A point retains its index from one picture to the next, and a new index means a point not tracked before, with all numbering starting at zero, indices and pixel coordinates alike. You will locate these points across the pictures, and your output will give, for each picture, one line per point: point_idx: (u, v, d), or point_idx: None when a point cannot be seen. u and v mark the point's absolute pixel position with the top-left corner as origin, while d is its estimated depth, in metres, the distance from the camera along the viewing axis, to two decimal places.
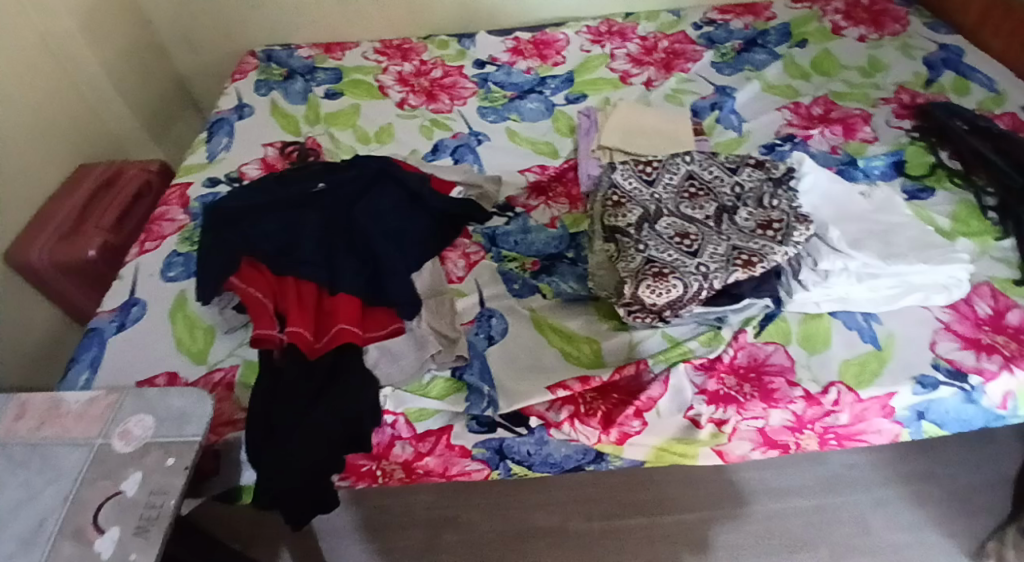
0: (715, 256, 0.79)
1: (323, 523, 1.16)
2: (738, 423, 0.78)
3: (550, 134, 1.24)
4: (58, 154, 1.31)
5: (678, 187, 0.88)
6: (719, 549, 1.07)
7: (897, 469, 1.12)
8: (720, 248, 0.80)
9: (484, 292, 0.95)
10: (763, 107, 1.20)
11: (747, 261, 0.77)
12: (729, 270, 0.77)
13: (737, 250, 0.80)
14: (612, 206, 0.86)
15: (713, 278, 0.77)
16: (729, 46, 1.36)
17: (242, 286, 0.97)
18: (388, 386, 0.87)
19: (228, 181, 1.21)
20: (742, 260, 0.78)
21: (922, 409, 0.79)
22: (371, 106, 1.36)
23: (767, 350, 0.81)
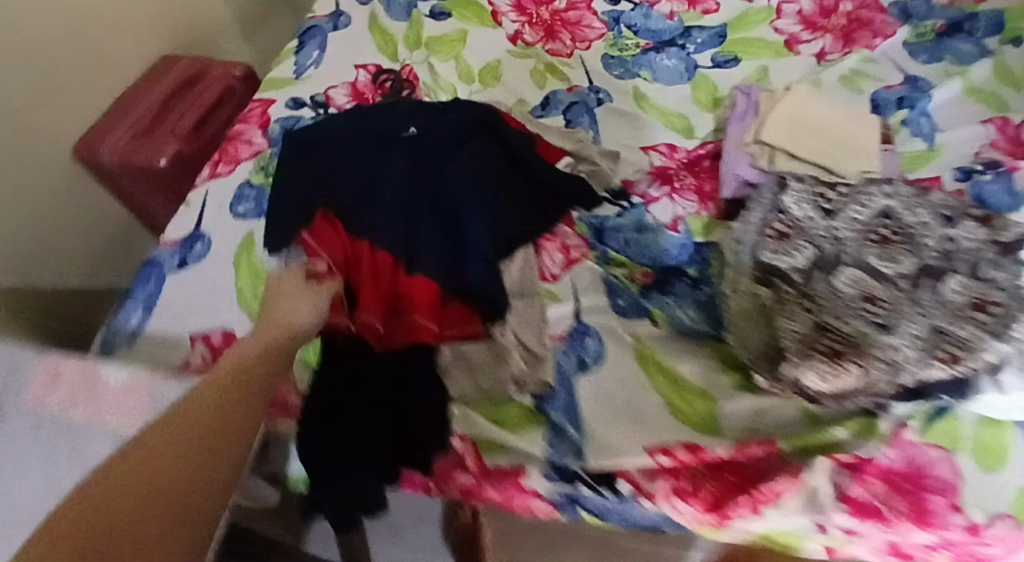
0: (911, 339, 0.61)
1: None
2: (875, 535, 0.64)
3: (688, 106, 1.03)
4: (133, 36, 1.18)
5: (864, 224, 0.70)
6: None
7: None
8: (917, 328, 0.62)
9: (581, 302, 0.80)
10: (964, 117, 0.96)
11: (952, 357, 0.60)
12: (927, 364, 0.60)
13: (937, 332, 0.62)
14: (773, 241, 0.70)
15: (902, 373, 0.59)
16: (928, 24, 1.09)
17: None
18: (458, 404, 0.74)
19: (313, 105, 1.08)
20: (945, 354, 0.60)
21: None
22: (479, 35, 1.16)
23: (931, 455, 0.64)
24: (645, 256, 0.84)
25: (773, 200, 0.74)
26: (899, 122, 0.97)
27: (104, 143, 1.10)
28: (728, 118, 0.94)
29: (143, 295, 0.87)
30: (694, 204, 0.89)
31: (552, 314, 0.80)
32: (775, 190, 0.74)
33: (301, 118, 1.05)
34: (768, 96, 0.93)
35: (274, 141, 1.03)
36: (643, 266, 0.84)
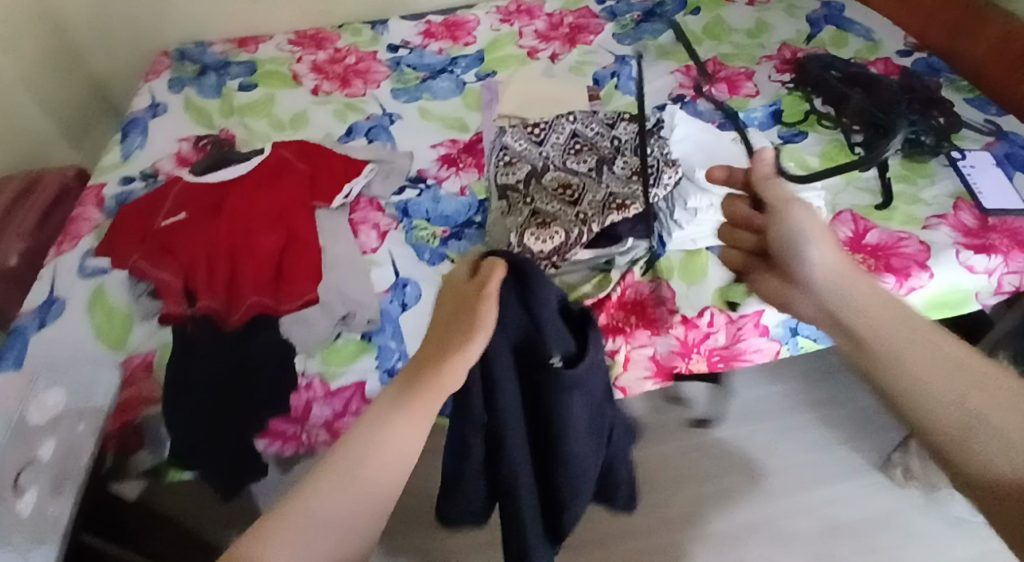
0: (594, 203, 0.87)
1: None
2: (629, 352, 0.86)
3: (461, 110, 1.28)
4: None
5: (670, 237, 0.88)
6: (677, 519, 1.18)
7: (817, 416, 1.29)
8: (598, 196, 0.88)
9: (398, 263, 0.97)
10: (657, 72, 1.30)
11: (621, 205, 0.86)
12: (606, 214, 0.86)
13: (613, 196, 0.89)
14: (502, 167, 0.92)
15: (591, 223, 0.85)
16: (628, 17, 1.45)
17: (152, 271, 0.96)
18: (302, 354, 0.87)
19: (143, 179, 1.21)
20: (616, 205, 0.87)
21: (794, 325, 0.91)
22: (285, 94, 1.36)
23: (652, 286, 0.89)
24: (438, 217, 1.06)
25: (568, 124, 0.96)
26: (775, 140, 1.13)
27: None
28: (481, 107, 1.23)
29: (9, 355, 0.92)
30: (474, 176, 1.12)
31: (376, 276, 0.97)
32: (558, 114, 0.96)
33: (134, 190, 1.19)
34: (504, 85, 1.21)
35: (111, 213, 1.15)
36: (438, 226, 1.04)
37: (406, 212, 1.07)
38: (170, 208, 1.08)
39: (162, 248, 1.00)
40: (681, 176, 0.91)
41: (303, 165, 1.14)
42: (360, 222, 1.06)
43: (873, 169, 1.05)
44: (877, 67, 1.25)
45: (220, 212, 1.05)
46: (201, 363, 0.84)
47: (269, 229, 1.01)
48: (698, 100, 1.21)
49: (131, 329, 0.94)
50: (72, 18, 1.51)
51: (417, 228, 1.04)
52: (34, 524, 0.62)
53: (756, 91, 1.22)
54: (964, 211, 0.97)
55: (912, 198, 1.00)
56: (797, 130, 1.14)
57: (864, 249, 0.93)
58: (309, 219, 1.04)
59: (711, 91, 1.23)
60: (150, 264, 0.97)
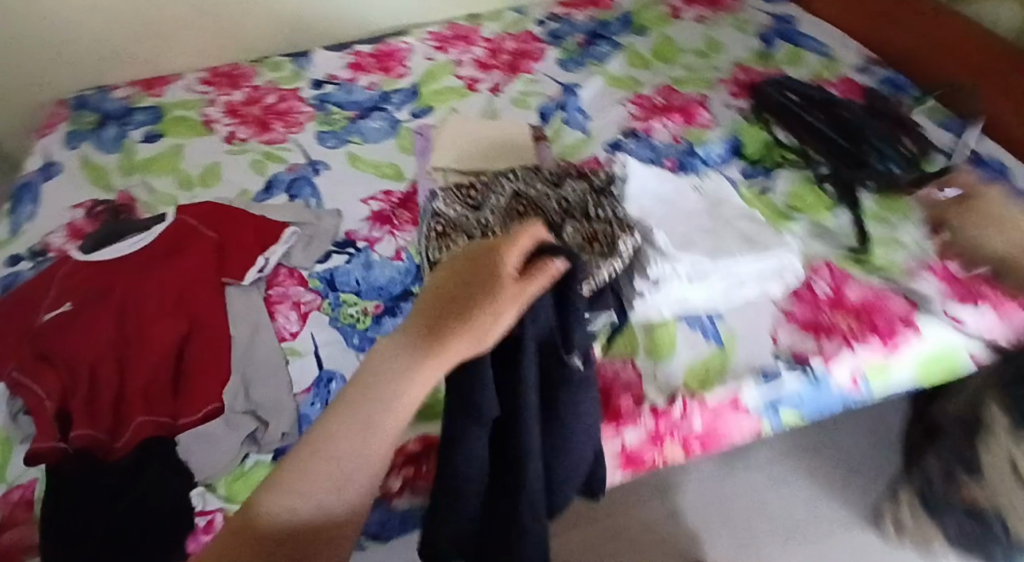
0: None
1: None
2: None
3: (394, 154, 1.15)
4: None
5: None
6: None
7: (806, 462, 1.18)
8: None
9: (320, 350, 0.87)
10: (606, 103, 1.20)
11: None
12: None
13: None
14: (434, 240, 0.81)
15: None
16: (572, 41, 1.34)
17: (22, 384, 0.82)
18: (201, 483, 0.75)
19: (30, 258, 1.06)
20: None
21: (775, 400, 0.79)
22: (196, 145, 1.22)
23: (615, 367, 0.80)
24: (369, 287, 0.94)
25: (509, 184, 0.85)
26: (737, 176, 1.03)
27: None
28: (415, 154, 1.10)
29: None
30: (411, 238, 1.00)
31: (297, 371, 0.85)
32: (497, 173, 0.86)
33: (20, 272, 1.03)
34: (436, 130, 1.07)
35: None
36: (370, 298, 0.92)
37: (333, 284, 0.94)
38: (54, 300, 0.93)
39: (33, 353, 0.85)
40: (639, 242, 0.80)
41: (211, 235, 1.02)
42: (278, 299, 0.94)
43: (846, 210, 0.97)
44: (838, 87, 1.17)
45: (111, 301, 0.92)
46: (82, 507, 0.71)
47: (168, 321, 0.89)
48: (651, 134, 1.11)
49: (9, 459, 0.79)
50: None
51: (344, 304, 0.92)
52: None
53: (711, 121, 1.14)
54: (947, 255, 0.89)
55: (889, 241, 0.92)
56: (761, 167, 1.05)
57: (846, 307, 0.84)
58: (216, 303, 0.92)
59: (664, 123, 1.14)
60: (27, 377, 0.82)
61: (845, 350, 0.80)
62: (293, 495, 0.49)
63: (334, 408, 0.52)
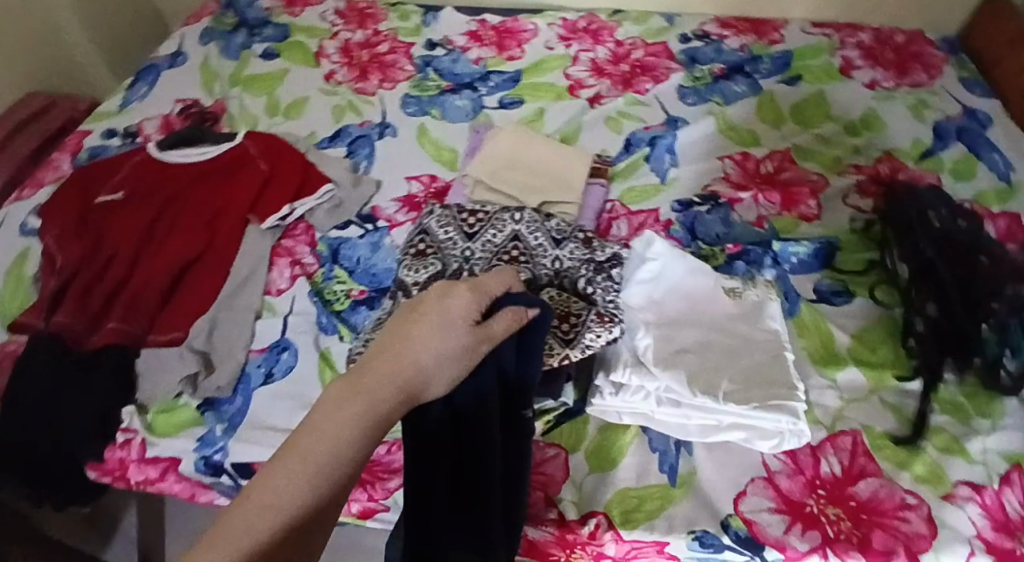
0: None
1: None
2: None
3: (462, 141, 1.10)
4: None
5: None
6: None
7: None
8: None
9: (291, 317, 0.86)
10: (706, 152, 1.04)
11: None
12: None
13: None
14: (408, 258, 0.75)
15: None
16: (707, 69, 1.19)
17: (51, 255, 0.91)
18: (134, 405, 0.78)
19: (124, 136, 1.15)
20: None
21: None
22: (299, 74, 1.24)
23: (547, 453, 0.71)
24: (365, 272, 0.91)
25: (512, 222, 0.77)
26: (807, 293, 0.86)
27: None
28: (465, 150, 1.07)
29: None
30: None
31: (263, 328, 0.85)
32: (503, 207, 0.78)
33: (110, 147, 1.13)
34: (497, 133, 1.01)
35: (79, 166, 1.11)
36: (360, 283, 0.90)
37: (336, 257, 0.93)
38: (116, 183, 1.02)
39: (74, 225, 0.94)
40: (617, 336, 0.68)
41: (262, 167, 1.04)
42: (283, 252, 0.94)
43: (914, 381, 0.76)
44: (998, 222, 0.92)
45: (152, 205, 0.98)
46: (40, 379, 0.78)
47: (185, 241, 0.93)
48: (735, 207, 0.96)
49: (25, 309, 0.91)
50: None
51: (334, 279, 0.90)
52: None
53: (815, 214, 0.95)
54: (1014, 486, 0.68)
55: (950, 444, 0.71)
56: (841, 287, 0.86)
57: (845, 502, 0.67)
58: (232, 237, 0.94)
59: (757, 197, 0.97)
60: (58, 244, 0.91)
61: (814, 553, 0.63)
62: (272, 494, 0.34)
63: (313, 407, 0.39)
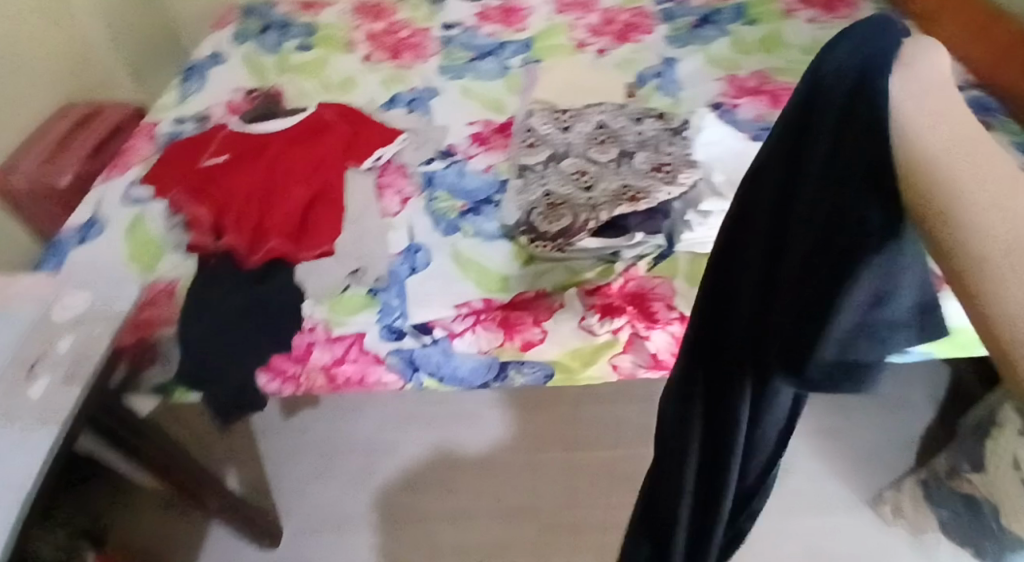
0: (607, 192, 0.92)
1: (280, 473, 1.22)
2: (631, 334, 0.86)
3: (501, 93, 1.30)
4: (35, 80, 1.35)
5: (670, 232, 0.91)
6: None
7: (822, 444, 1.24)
8: (612, 185, 0.92)
9: (414, 229, 1.03)
10: (702, 78, 1.30)
11: (632, 197, 0.90)
12: (615, 205, 0.90)
13: (627, 187, 0.92)
14: (525, 148, 1.00)
15: (599, 211, 0.89)
16: (683, 21, 1.45)
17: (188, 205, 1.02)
18: (311, 299, 0.93)
19: (194, 121, 1.28)
20: (627, 197, 0.90)
21: None
22: (338, 60, 1.41)
23: (654, 283, 0.89)
24: (461, 191, 1.09)
25: (596, 115, 1.03)
26: None
27: (22, 162, 1.27)
28: (521, 90, 1.28)
29: (50, 262, 1.00)
30: (502, 156, 1.14)
31: (392, 238, 1.01)
32: (587, 105, 1.04)
33: (185, 130, 1.25)
34: (545, 73, 1.28)
35: (160, 148, 1.22)
36: (459, 199, 1.07)
37: (431, 184, 1.10)
38: (214, 151, 1.13)
39: (199, 179, 1.07)
40: (697, 180, 0.93)
41: (343, 126, 1.18)
42: (385, 186, 1.10)
43: None
44: None
45: (258, 161, 1.10)
46: (219, 290, 0.90)
47: (300, 182, 1.06)
48: (736, 110, 1.21)
49: (161, 256, 1.01)
50: None
51: (438, 199, 1.07)
52: (41, 409, 0.68)
53: None
54: None
55: None
56: None
57: None
58: (338, 176, 1.08)
59: (751, 102, 1.23)
60: (190, 200, 1.04)
61: None
62: None
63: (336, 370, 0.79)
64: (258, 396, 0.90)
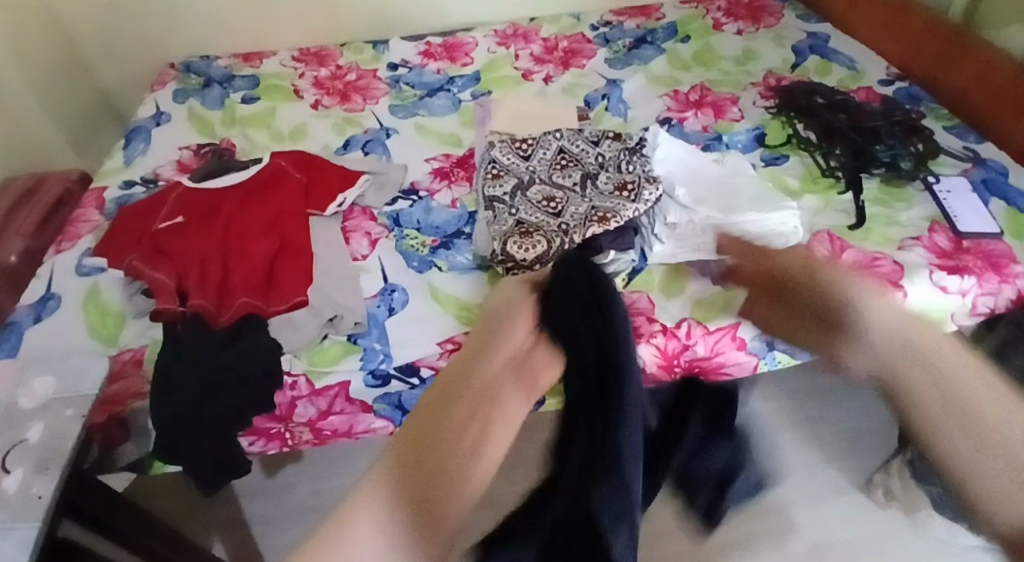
0: (576, 215, 0.93)
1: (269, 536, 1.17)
2: None
3: (455, 127, 1.31)
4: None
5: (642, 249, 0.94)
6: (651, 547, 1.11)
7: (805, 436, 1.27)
8: (580, 208, 0.94)
9: (386, 270, 1.02)
10: (647, 95, 1.34)
11: (602, 218, 0.91)
12: (586, 226, 0.91)
13: (595, 209, 0.94)
14: (490, 178, 1.01)
15: (571, 235, 0.91)
16: (621, 43, 1.51)
17: (148, 271, 0.98)
18: (290, 352, 0.91)
19: (144, 183, 1.24)
20: (597, 217, 0.92)
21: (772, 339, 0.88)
22: (286, 108, 1.40)
23: (633, 297, 0.89)
24: (430, 227, 1.09)
25: (555, 141, 1.04)
26: (757, 161, 1.16)
27: None
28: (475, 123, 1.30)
29: (4, 346, 0.95)
30: (465, 189, 1.15)
31: (365, 282, 1.00)
32: (545, 132, 1.05)
33: (135, 194, 1.22)
34: (496, 103, 1.30)
35: (110, 215, 1.18)
36: (429, 235, 1.08)
37: (398, 223, 1.10)
38: (169, 212, 1.10)
39: (157, 242, 1.03)
40: (660, 194, 0.95)
41: (299, 175, 1.16)
42: (351, 230, 1.10)
43: (850, 193, 1.07)
44: (859, 94, 1.28)
45: (218, 217, 1.08)
46: (193, 354, 0.87)
47: (264, 234, 1.04)
48: (684, 123, 1.25)
49: (123, 326, 0.97)
50: (83, 32, 1.57)
51: (407, 237, 1.07)
52: (16, 503, 0.64)
53: (741, 116, 1.26)
54: (939, 234, 0.99)
55: (887, 220, 1.02)
56: (779, 154, 1.17)
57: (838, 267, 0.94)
58: (302, 225, 1.07)
59: (698, 115, 1.27)
60: (147, 265, 0.99)
61: None
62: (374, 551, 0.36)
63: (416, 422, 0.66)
64: (241, 459, 0.86)
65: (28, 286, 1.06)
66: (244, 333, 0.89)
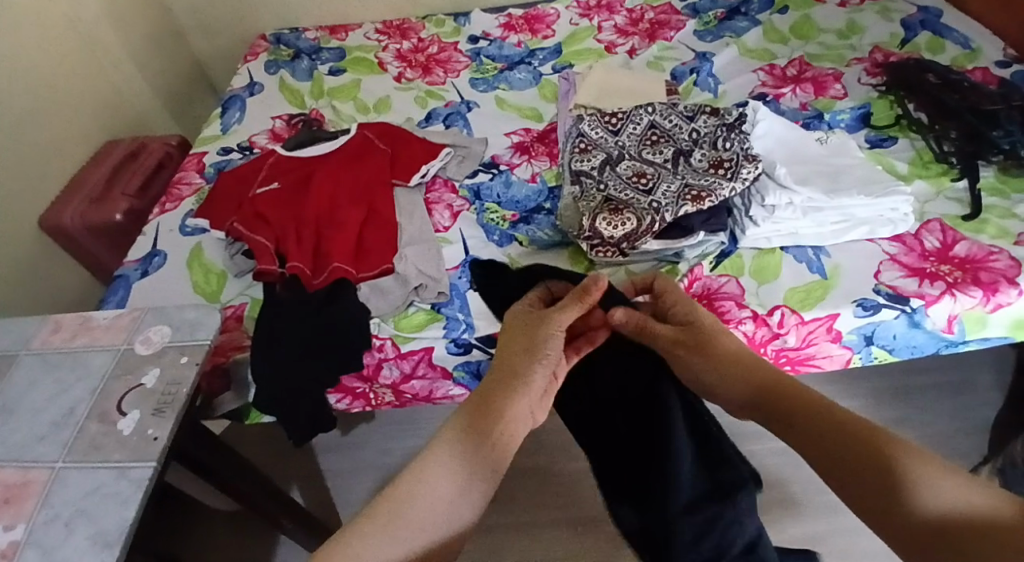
0: (668, 194, 0.92)
1: (344, 491, 1.22)
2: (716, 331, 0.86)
3: (538, 101, 1.31)
4: (81, 120, 1.38)
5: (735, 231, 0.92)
6: None
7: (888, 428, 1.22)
8: (672, 186, 0.92)
9: (469, 242, 1.03)
10: (738, 70, 1.30)
11: (696, 196, 0.89)
12: (679, 205, 0.90)
13: (688, 187, 0.92)
14: (577, 153, 1.00)
15: (662, 212, 0.89)
16: (711, 15, 1.45)
17: (247, 233, 1.03)
18: (377, 317, 0.94)
19: (240, 150, 1.30)
20: (691, 196, 0.90)
21: (870, 334, 0.87)
22: (371, 80, 1.43)
23: (720, 281, 0.90)
24: (511, 201, 1.09)
25: (647, 115, 1.03)
26: (862, 143, 1.11)
27: (73, 200, 1.29)
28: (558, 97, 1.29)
29: (114, 298, 1.02)
30: (546, 164, 1.15)
31: (448, 253, 1.02)
32: (636, 106, 1.04)
33: (232, 159, 1.27)
34: (580, 77, 1.29)
35: (209, 179, 1.24)
36: (510, 210, 1.08)
37: (480, 196, 1.11)
38: (264, 178, 1.14)
39: (253, 205, 1.07)
40: (759, 173, 0.91)
41: (386, 147, 1.18)
42: (434, 202, 1.12)
43: (966, 180, 1.01)
44: (975, 74, 1.19)
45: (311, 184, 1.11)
46: (287, 315, 0.91)
47: (355, 201, 1.06)
48: (780, 99, 1.21)
49: (224, 285, 1.03)
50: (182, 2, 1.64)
51: (488, 211, 1.08)
52: (135, 444, 0.69)
53: (843, 93, 1.20)
54: None
55: (1005, 213, 0.95)
56: (886, 135, 1.11)
57: (951, 260, 0.89)
58: (389, 194, 1.09)
59: (795, 91, 1.22)
60: (246, 228, 1.03)
61: (946, 294, 0.85)
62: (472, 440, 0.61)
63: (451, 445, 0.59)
64: (328, 415, 0.91)
65: (135, 242, 1.13)
66: (337, 297, 0.92)
